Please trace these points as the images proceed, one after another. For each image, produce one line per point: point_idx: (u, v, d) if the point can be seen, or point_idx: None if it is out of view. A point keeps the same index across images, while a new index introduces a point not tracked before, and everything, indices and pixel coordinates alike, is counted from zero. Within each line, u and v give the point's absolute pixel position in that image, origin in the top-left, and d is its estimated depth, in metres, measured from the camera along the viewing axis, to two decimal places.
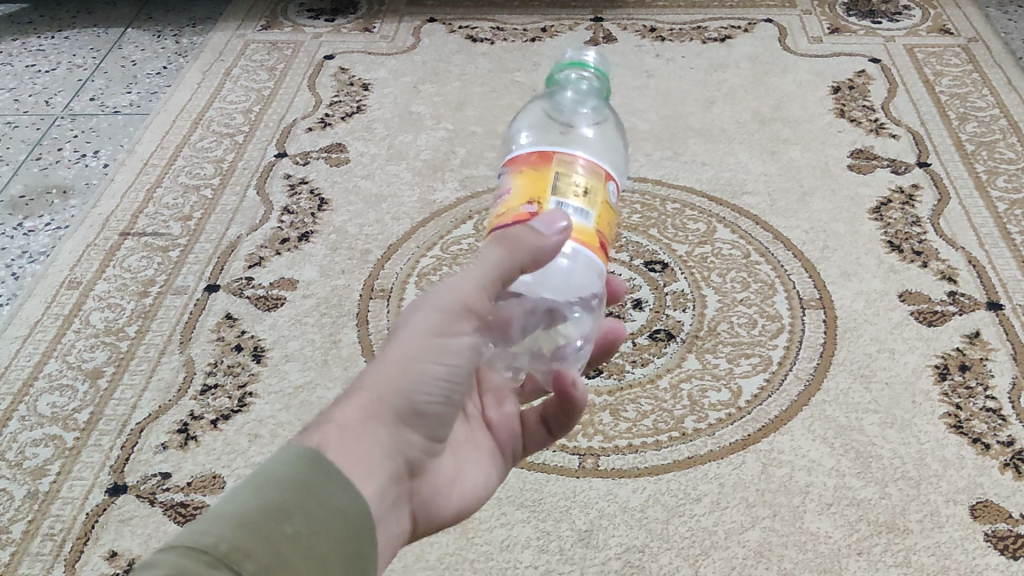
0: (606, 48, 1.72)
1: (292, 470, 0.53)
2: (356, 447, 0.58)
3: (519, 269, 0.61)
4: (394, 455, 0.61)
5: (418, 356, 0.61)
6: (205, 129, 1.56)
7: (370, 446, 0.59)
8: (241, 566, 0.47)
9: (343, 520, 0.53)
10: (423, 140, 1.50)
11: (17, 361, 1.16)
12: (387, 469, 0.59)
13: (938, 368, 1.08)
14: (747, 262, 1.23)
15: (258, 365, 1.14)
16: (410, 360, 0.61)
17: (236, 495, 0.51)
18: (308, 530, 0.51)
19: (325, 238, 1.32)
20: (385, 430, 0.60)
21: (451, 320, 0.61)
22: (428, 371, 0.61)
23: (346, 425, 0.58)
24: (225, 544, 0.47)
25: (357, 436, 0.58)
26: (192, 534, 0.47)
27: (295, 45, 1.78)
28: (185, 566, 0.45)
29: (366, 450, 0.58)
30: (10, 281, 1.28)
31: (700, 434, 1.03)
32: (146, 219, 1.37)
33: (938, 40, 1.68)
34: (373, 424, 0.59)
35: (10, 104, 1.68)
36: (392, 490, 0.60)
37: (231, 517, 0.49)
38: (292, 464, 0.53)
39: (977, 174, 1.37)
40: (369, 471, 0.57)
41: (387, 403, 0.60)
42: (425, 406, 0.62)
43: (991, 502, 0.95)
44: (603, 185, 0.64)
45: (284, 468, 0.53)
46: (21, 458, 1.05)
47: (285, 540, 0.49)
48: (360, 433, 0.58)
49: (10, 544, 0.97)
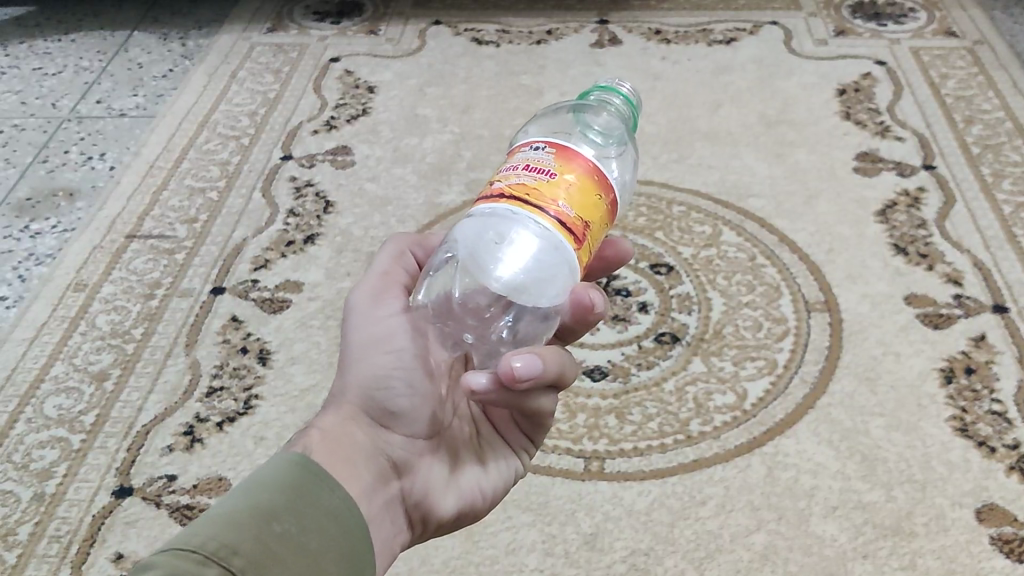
0: (612, 51, 1.72)
1: (279, 473, 0.55)
2: (337, 446, 0.61)
3: (410, 253, 0.70)
4: (373, 453, 0.64)
5: (368, 354, 0.65)
6: (211, 132, 1.56)
7: (349, 447, 0.62)
8: (231, 562, 0.47)
9: (332, 522, 0.54)
10: (428, 143, 1.50)
11: (23, 363, 1.16)
12: (366, 462, 0.62)
13: (943, 371, 1.08)
14: (752, 265, 1.23)
15: (264, 368, 1.14)
16: (365, 359, 0.65)
17: (228, 500, 0.52)
18: (298, 531, 0.51)
19: (331, 241, 1.32)
20: (359, 431, 0.64)
21: (381, 310, 0.66)
22: (379, 365, 0.65)
23: (327, 429, 0.63)
24: (216, 542, 0.47)
25: (336, 436, 0.62)
26: (183, 536, 0.47)
27: (301, 47, 1.78)
28: (177, 565, 0.45)
29: (346, 453, 0.61)
30: (17, 284, 1.29)
31: (706, 438, 1.03)
32: (153, 222, 1.38)
33: (944, 43, 1.68)
34: (349, 425, 0.64)
35: (16, 107, 1.68)
36: (379, 488, 0.62)
37: (222, 518, 0.50)
38: (277, 471, 0.55)
39: (982, 177, 1.36)
40: (353, 470, 0.61)
41: (359, 404, 0.65)
42: (392, 400, 0.65)
43: (997, 505, 0.95)
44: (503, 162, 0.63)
45: (273, 472, 0.55)
46: (28, 460, 1.05)
47: (276, 539, 0.50)
48: (341, 437, 0.63)
49: (16, 547, 0.97)
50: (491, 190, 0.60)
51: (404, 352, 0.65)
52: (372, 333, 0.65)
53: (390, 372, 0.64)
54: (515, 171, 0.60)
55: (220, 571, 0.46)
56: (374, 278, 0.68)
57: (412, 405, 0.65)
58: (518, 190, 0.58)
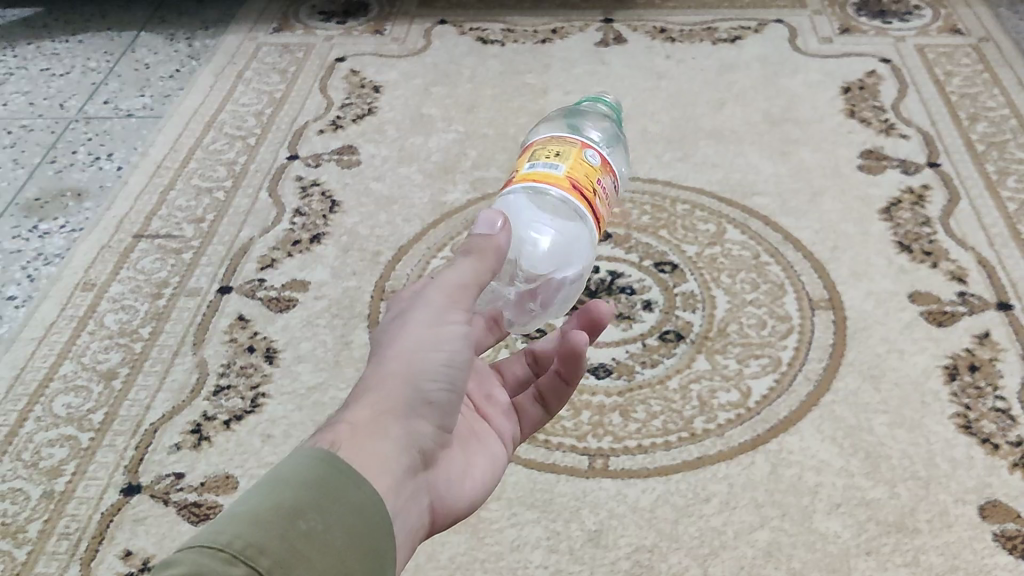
0: (616, 50, 1.72)
1: (305, 468, 0.54)
2: (370, 443, 0.59)
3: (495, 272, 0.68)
4: (408, 443, 0.62)
5: (417, 348, 0.63)
6: (218, 132, 1.57)
7: (385, 441, 0.60)
8: (257, 560, 0.46)
9: (358, 517, 0.53)
10: (434, 141, 1.51)
11: (33, 362, 1.17)
12: (401, 462, 0.60)
13: (947, 368, 1.08)
14: (757, 263, 1.23)
15: (270, 366, 1.15)
16: (413, 352, 0.63)
17: (250, 498, 0.51)
18: (323, 528, 0.50)
19: (337, 240, 1.33)
20: (398, 423, 0.61)
21: (440, 312, 0.65)
22: (427, 363, 0.63)
23: (357, 422, 0.60)
24: (241, 541, 0.47)
25: (370, 433, 0.60)
26: (208, 534, 0.47)
27: (306, 47, 1.79)
28: (202, 564, 0.45)
29: (384, 446, 0.60)
30: (26, 284, 1.30)
31: (710, 435, 1.03)
32: (160, 221, 1.39)
33: (949, 40, 1.68)
34: (386, 420, 0.61)
35: (25, 107, 1.70)
36: (410, 478, 0.61)
37: (245, 517, 0.49)
38: (302, 466, 0.54)
39: (987, 174, 1.36)
40: (388, 464, 0.59)
41: (399, 399, 0.62)
42: (430, 394, 0.64)
43: (1000, 502, 0.95)
44: (575, 151, 0.70)
45: (296, 468, 0.54)
46: (37, 458, 1.06)
47: (301, 538, 0.49)
48: (375, 431, 0.60)
49: (26, 543, 0.98)
50: (587, 196, 0.69)
51: (453, 355, 0.65)
52: (425, 329, 0.64)
53: (437, 369, 0.64)
54: (601, 195, 0.71)
55: (246, 571, 0.46)
56: (455, 285, 0.65)
57: (445, 403, 0.65)
58: (606, 200, 0.72)
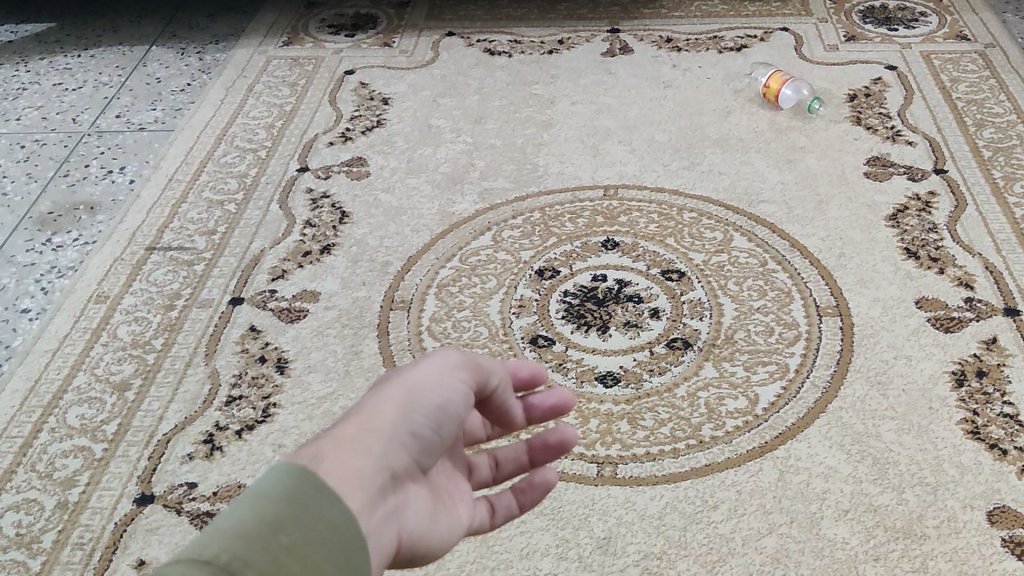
0: (623, 60, 1.73)
1: (284, 479, 0.46)
2: (351, 460, 0.49)
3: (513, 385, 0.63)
4: (385, 463, 0.52)
5: (420, 387, 0.55)
6: (229, 144, 1.59)
7: (364, 459, 0.50)
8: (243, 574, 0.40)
9: (331, 547, 0.45)
10: (442, 152, 1.52)
11: (47, 374, 1.19)
12: (378, 486, 0.50)
13: (955, 374, 1.08)
14: (763, 270, 1.24)
15: (282, 376, 1.16)
16: (409, 389, 0.55)
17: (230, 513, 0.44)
18: (304, 545, 0.43)
19: (347, 251, 1.34)
20: (380, 443, 0.52)
21: (446, 366, 0.57)
22: (425, 406, 0.55)
23: (341, 440, 0.51)
24: (228, 553, 0.41)
25: (353, 450, 0.50)
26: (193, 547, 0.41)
27: (315, 61, 1.81)
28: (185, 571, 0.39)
29: (360, 462, 0.50)
30: (40, 296, 1.32)
31: (717, 442, 1.04)
32: (172, 234, 1.40)
33: (955, 47, 1.68)
34: (370, 442, 0.52)
35: (38, 122, 1.72)
36: (378, 511, 0.50)
37: (224, 535, 0.42)
38: (283, 481, 0.46)
39: (994, 180, 1.37)
40: (362, 481, 0.49)
41: (386, 427, 0.53)
42: (419, 434, 0.54)
43: (1008, 507, 0.95)
44: None
45: (273, 479, 0.45)
46: (52, 468, 1.08)
47: (284, 555, 0.42)
48: (356, 449, 0.50)
49: (40, 553, 0.99)
50: None
51: (449, 405, 0.56)
52: (430, 373, 0.56)
53: (432, 408, 0.55)
54: None
55: None
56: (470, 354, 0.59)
57: (430, 451, 0.55)
58: None
